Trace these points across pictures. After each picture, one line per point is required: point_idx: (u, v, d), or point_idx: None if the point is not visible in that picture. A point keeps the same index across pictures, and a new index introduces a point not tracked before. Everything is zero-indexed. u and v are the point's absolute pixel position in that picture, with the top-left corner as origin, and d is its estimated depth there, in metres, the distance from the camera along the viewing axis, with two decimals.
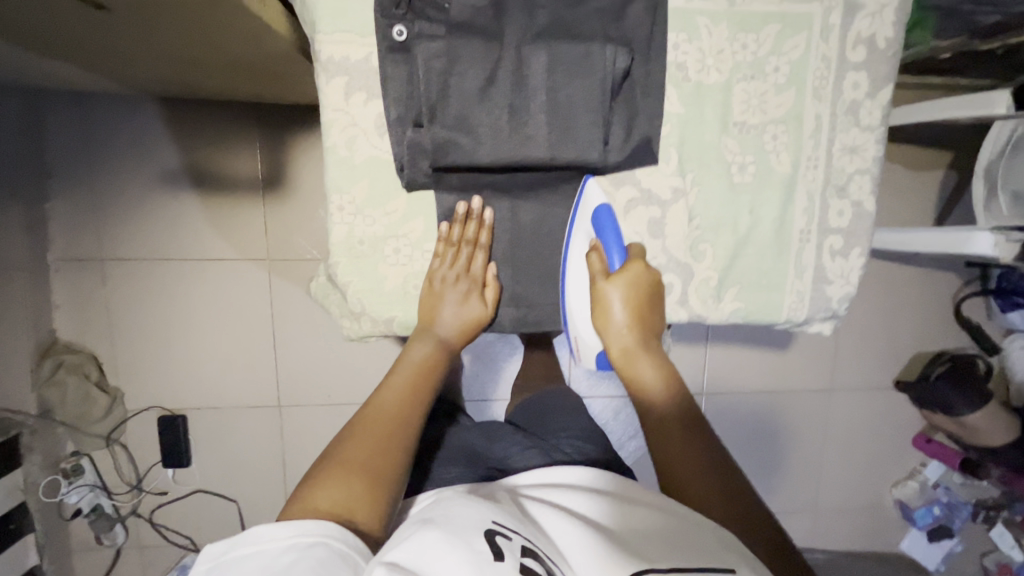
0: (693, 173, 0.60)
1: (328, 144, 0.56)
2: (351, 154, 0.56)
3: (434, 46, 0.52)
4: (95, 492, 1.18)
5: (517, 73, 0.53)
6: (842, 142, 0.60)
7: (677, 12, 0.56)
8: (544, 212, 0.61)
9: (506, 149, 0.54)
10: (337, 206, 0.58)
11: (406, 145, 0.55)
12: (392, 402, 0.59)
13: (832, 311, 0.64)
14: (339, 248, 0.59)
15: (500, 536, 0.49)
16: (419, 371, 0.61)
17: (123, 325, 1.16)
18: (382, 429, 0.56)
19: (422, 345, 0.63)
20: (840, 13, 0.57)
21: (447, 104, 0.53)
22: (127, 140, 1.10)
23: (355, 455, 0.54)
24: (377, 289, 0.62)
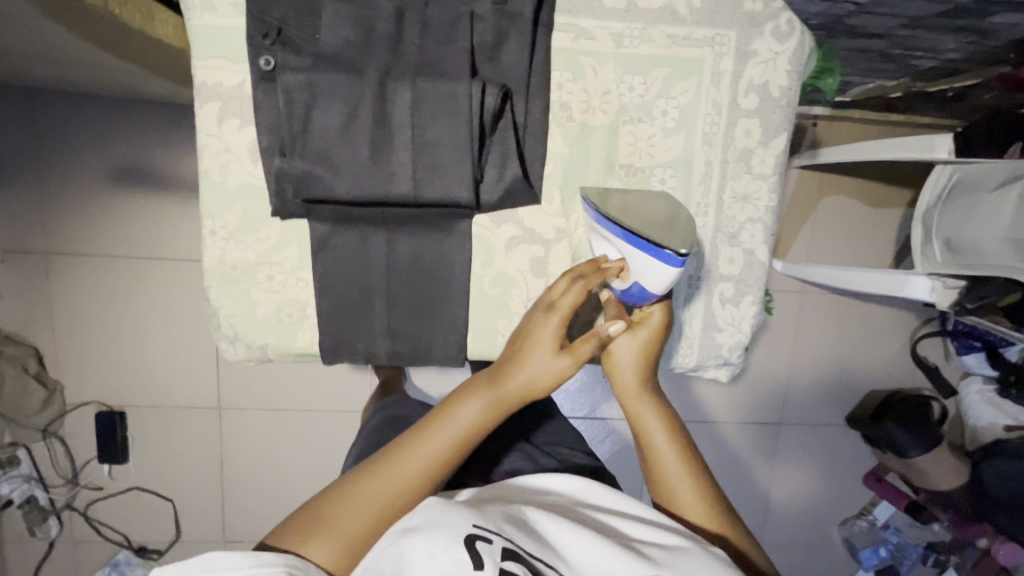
0: (577, 214, 0.60)
1: (200, 167, 0.55)
2: (225, 179, 0.56)
3: (295, 80, 0.50)
4: (30, 484, 1.19)
5: (379, 110, 0.51)
6: (734, 189, 0.59)
7: (562, 51, 0.55)
8: (423, 247, 0.58)
9: (368, 183, 0.53)
10: (210, 230, 0.57)
11: (273, 173, 0.54)
12: (425, 465, 0.49)
13: (724, 359, 0.63)
14: (211, 272, 0.58)
15: (482, 541, 0.43)
16: (465, 439, 0.51)
17: (65, 320, 1.17)
18: (400, 494, 0.48)
19: (479, 404, 0.51)
20: (730, 60, 0.56)
21: (315, 133, 0.52)
22: (74, 136, 1.10)
23: (363, 512, 0.47)
24: (250, 314, 0.60)
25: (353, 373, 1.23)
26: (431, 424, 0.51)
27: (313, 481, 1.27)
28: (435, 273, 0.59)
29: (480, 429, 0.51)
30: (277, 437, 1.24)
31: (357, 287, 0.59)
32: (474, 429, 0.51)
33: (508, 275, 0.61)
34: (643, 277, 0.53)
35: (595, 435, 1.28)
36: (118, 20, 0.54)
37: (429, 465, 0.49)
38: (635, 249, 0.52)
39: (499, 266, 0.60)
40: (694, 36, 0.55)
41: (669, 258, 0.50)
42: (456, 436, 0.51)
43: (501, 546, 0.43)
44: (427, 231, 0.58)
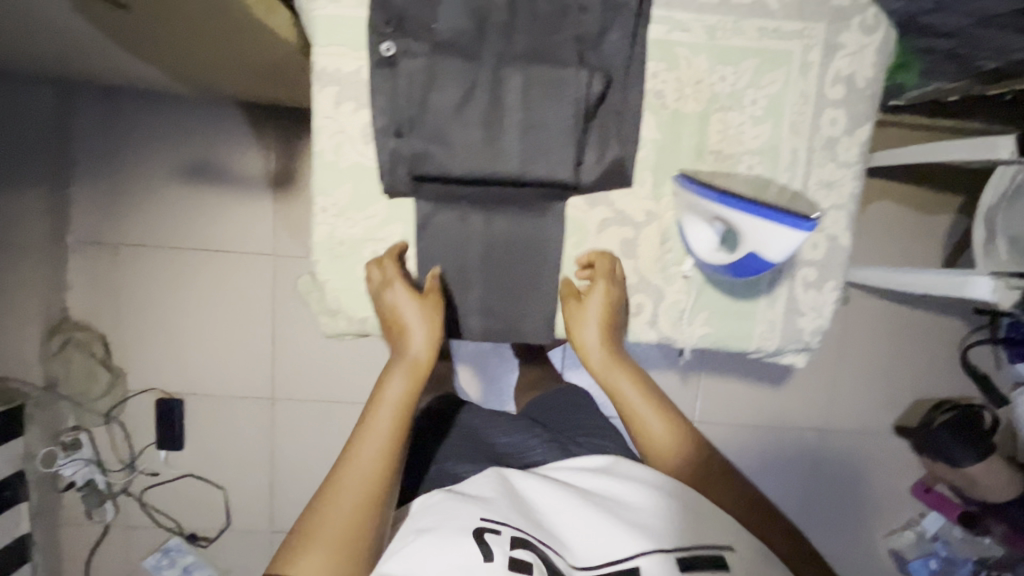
0: (668, 198, 0.62)
1: (316, 147, 0.59)
2: (338, 159, 0.60)
3: (416, 63, 0.55)
4: (91, 468, 1.22)
5: (494, 91, 0.56)
6: (819, 177, 0.60)
7: (658, 42, 0.58)
8: (516, 225, 0.63)
9: (479, 161, 0.57)
10: (321, 207, 0.61)
11: (388, 154, 0.58)
12: (375, 450, 0.59)
13: (804, 344, 0.64)
14: (320, 247, 0.62)
15: (488, 534, 0.57)
16: (399, 409, 0.61)
17: (129, 308, 1.21)
18: (364, 484, 0.58)
19: (398, 378, 0.61)
20: (819, 52, 0.58)
21: (429, 114, 0.56)
22: (148, 132, 1.16)
23: (341, 515, 0.56)
24: (354, 289, 0.64)
25: None
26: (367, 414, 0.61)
27: None
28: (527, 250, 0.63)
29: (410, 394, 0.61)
30: (327, 429, 1.27)
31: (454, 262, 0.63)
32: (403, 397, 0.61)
33: (598, 255, 0.63)
34: (765, 245, 0.52)
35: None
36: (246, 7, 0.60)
37: (380, 448, 0.59)
38: (741, 216, 0.53)
39: (592, 247, 0.64)
40: (784, 29, 0.57)
41: (799, 223, 0.50)
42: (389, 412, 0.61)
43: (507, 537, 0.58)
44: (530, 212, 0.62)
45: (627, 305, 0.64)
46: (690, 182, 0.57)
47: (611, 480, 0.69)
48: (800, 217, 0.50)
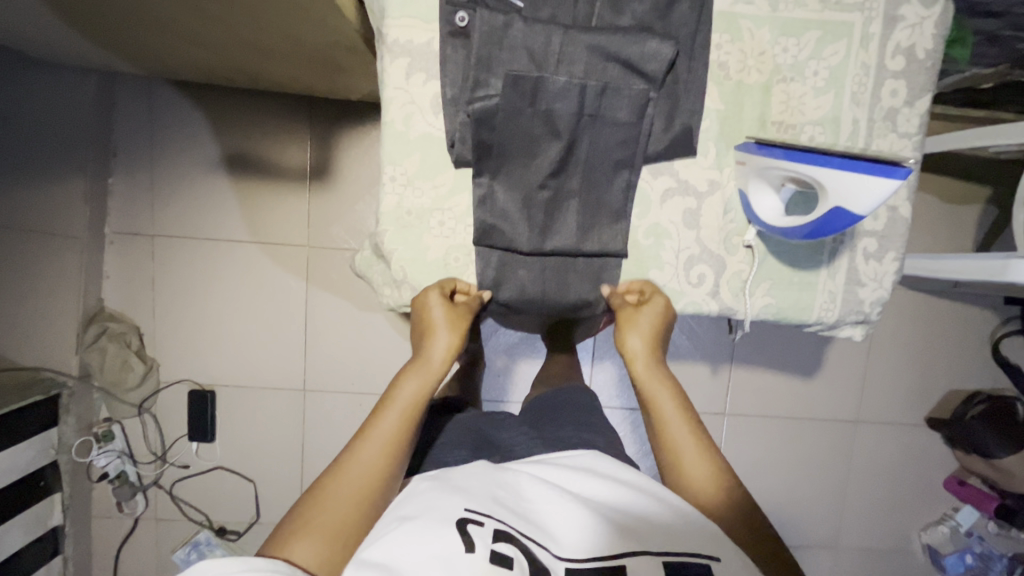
0: (730, 167, 0.63)
1: (387, 119, 0.61)
2: (407, 130, 0.62)
3: (489, 32, 0.57)
4: (123, 460, 1.22)
5: (563, 58, 0.57)
6: (880, 147, 0.61)
7: (722, 14, 0.59)
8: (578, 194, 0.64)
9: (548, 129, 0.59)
10: (391, 176, 0.63)
11: (459, 124, 0.60)
12: (380, 445, 0.59)
13: (864, 315, 0.65)
14: (388, 217, 0.64)
15: (471, 525, 0.53)
16: (409, 411, 0.61)
17: (164, 298, 1.22)
18: (367, 475, 0.57)
19: (414, 379, 0.63)
20: (880, 23, 0.59)
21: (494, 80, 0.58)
22: (187, 124, 1.18)
23: (336, 508, 0.54)
24: (419, 259, 0.65)
25: None
26: (376, 413, 0.61)
27: None
28: (591, 220, 0.64)
29: (422, 397, 0.62)
30: (357, 420, 1.27)
31: (518, 234, 0.63)
32: (417, 398, 0.62)
33: (662, 226, 0.64)
34: (850, 197, 0.51)
35: (636, 432, 1.22)
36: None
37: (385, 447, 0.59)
38: (817, 173, 0.52)
39: (654, 217, 0.64)
40: (846, 1, 0.58)
41: (891, 170, 0.48)
42: (400, 413, 0.61)
43: (490, 529, 0.53)
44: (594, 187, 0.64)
45: (688, 276, 0.65)
46: (761, 145, 0.56)
47: (605, 471, 0.64)
48: (890, 164, 0.48)
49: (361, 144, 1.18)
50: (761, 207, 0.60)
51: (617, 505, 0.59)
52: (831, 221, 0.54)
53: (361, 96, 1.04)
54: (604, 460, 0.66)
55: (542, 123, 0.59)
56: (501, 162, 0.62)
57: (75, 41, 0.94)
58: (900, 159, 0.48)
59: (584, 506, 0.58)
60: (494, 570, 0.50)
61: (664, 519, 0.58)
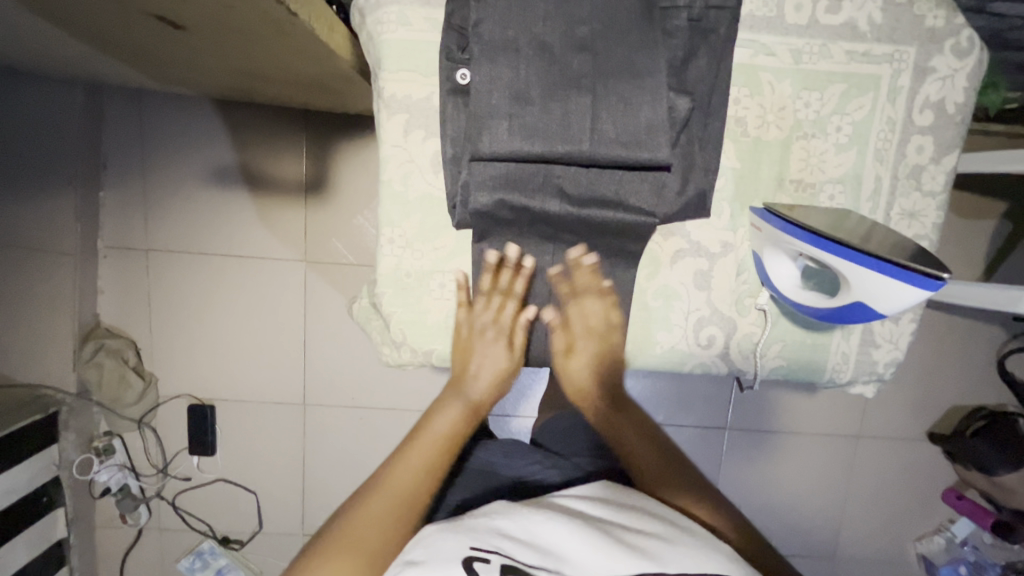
0: (744, 228, 0.60)
1: (385, 176, 0.59)
2: (406, 188, 0.59)
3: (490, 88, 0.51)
4: (125, 473, 1.23)
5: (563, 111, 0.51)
6: (902, 206, 0.58)
7: (741, 67, 0.55)
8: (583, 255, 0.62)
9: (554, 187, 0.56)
10: (388, 238, 0.60)
11: (460, 184, 0.56)
12: (415, 469, 0.63)
13: (877, 374, 0.63)
14: (387, 279, 0.61)
15: (477, 562, 0.51)
16: (447, 442, 0.65)
17: (162, 314, 1.20)
18: (399, 503, 0.61)
19: (453, 413, 0.66)
20: (909, 76, 0.55)
21: (495, 140, 0.52)
22: (178, 137, 1.14)
23: (369, 532, 0.58)
24: (420, 321, 0.63)
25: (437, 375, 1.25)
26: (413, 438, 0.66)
27: None
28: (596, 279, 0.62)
29: (456, 431, 0.66)
30: (359, 435, 1.26)
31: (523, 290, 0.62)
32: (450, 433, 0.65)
33: (672, 287, 0.62)
34: (880, 297, 0.51)
35: None
36: (308, 28, 0.59)
37: (421, 470, 0.63)
38: (849, 263, 0.51)
39: (663, 278, 0.62)
40: (874, 53, 0.55)
41: (922, 279, 0.47)
42: (437, 439, 0.65)
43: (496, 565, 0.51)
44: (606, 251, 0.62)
45: (698, 338, 0.63)
46: (785, 220, 0.54)
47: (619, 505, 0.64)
48: (924, 274, 0.47)
49: (359, 156, 1.14)
50: (782, 279, 0.58)
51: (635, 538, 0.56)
52: (854, 311, 0.54)
53: (356, 110, 1.00)
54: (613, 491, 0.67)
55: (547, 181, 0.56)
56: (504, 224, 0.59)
57: (59, 56, 0.89)
58: (935, 272, 0.47)
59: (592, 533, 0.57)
60: None
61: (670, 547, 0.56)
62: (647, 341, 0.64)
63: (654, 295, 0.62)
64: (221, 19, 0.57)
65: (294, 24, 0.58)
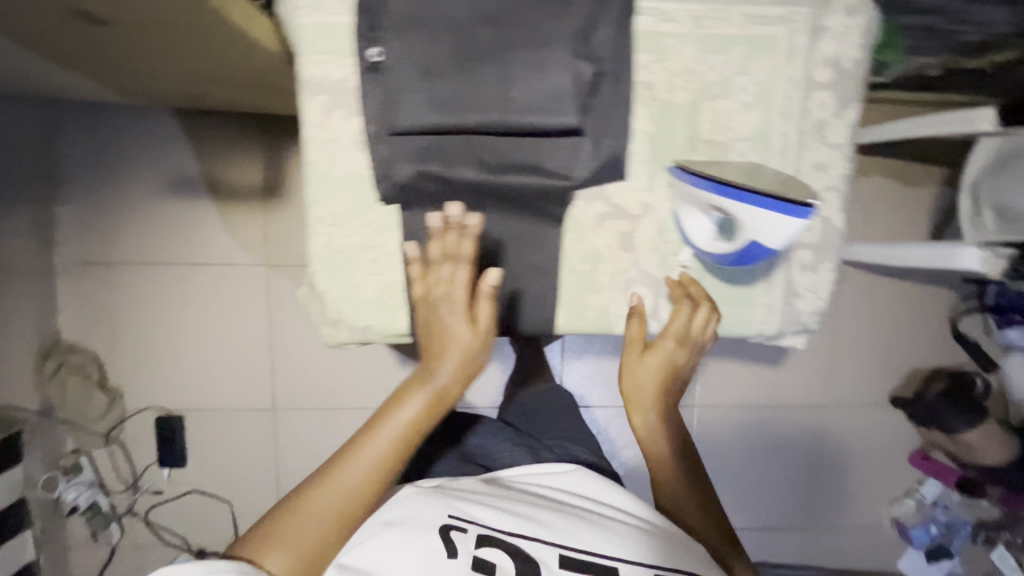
0: (663, 187, 0.63)
1: (309, 158, 0.60)
2: (331, 168, 0.60)
3: (400, 62, 0.54)
4: (93, 490, 1.21)
5: (471, 81, 0.54)
6: (810, 159, 0.62)
7: (645, 34, 0.58)
8: (512, 223, 0.63)
9: (472, 152, 0.58)
10: (317, 218, 0.61)
11: (383, 157, 0.58)
12: (370, 466, 0.60)
13: (803, 325, 0.67)
14: (316, 258, 0.62)
15: (454, 532, 0.64)
16: (405, 438, 0.61)
17: (124, 327, 1.20)
18: (346, 498, 0.59)
19: (414, 404, 0.61)
20: (806, 35, 0.58)
21: (409, 111, 0.55)
22: (131, 149, 1.15)
23: (315, 525, 0.58)
24: (353, 298, 0.64)
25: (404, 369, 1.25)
26: (372, 431, 0.61)
27: None
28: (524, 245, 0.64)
29: (417, 426, 0.61)
30: (331, 436, 1.26)
31: (453, 261, 0.62)
32: (411, 430, 0.60)
33: (598, 250, 0.64)
34: (762, 232, 0.56)
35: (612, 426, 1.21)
36: (223, 17, 0.60)
37: (373, 466, 0.60)
38: (738, 203, 0.56)
39: (589, 243, 0.64)
40: (770, 15, 0.57)
41: (794, 210, 0.54)
42: (394, 436, 0.60)
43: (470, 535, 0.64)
44: (523, 214, 0.63)
45: (628, 298, 0.66)
46: (686, 172, 0.59)
47: (591, 486, 0.78)
48: (794, 204, 0.54)
49: None
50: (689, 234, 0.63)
51: (583, 517, 0.70)
52: (749, 252, 0.59)
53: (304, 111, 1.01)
54: (584, 474, 0.80)
55: (466, 149, 0.58)
56: (429, 198, 0.61)
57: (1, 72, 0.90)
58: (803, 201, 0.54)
59: (553, 513, 0.69)
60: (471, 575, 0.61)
61: (617, 528, 0.69)
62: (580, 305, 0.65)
63: (582, 260, 0.65)
64: (138, 13, 0.58)
65: (210, 12, 0.59)
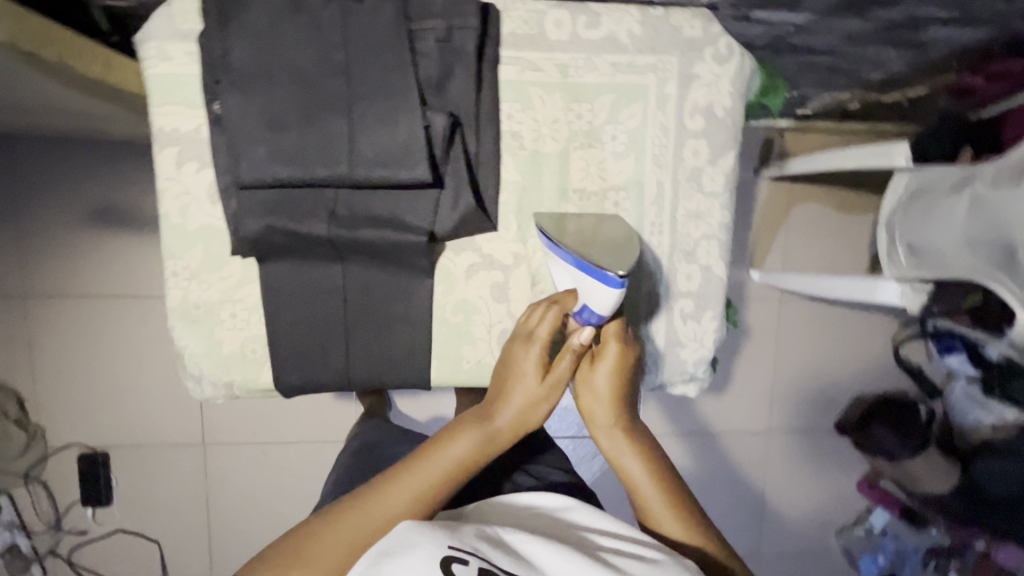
0: (533, 240, 0.62)
1: (161, 211, 0.58)
2: (185, 221, 0.59)
3: (239, 111, 0.52)
4: (13, 532, 1.17)
5: (314, 133, 0.53)
6: (686, 209, 0.62)
7: (509, 83, 0.58)
8: (372, 280, 0.60)
9: (315, 203, 0.56)
10: (172, 271, 0.59)
11: (231, 211, 0.56)
12: (407, 499, 0.51)
13: (690, 374, 0.66)
14: (174, 312, 0.60)
15: (456, 564, 0.43)
16: (453, 475, 0.53)
17: (44, 362, 1.16)
18: (377, 529, 0.49)
19: (468, 441, 0.53)
20: (674, 84, 0.60)
21: (250, 164, 0.52)
22: (46, 183, 1.12)
23: (340, 551, 0.48)
24: (214, 352, 0.62)
25: (338, 403, 1.23)
26: (420, 458, 0.53)
27: (296, 514, 1.25)
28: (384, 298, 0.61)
29: (466, 467, 0.53)
30: (263, 471, 1.23)
31: (314, 313, 0.60)
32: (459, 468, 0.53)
33: (470, 301, 0.63)
34: (589, 298, 0.54)
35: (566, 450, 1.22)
36: (69, 67, 0.59)
37: (412, 500, 0.51)
38: (579, 271, 0.54)
39: (461, 293, 0.63)
40: (637, 63, 0.59)
41: (607, 279, 0.51)
42: (443, 471, 0.52)
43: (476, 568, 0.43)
44: (386, 265, 0.60)
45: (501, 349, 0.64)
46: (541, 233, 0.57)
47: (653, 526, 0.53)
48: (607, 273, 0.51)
49: None
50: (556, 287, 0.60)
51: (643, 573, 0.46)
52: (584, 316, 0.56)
53: None
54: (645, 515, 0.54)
55: (310, 200, 0.55)
56: (281, 254, 0.58)
57: None
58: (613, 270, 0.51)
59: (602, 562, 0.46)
60: None
61: None
62: (454, 357, 0.64)
63: (453, 311, 0.63)
64: None
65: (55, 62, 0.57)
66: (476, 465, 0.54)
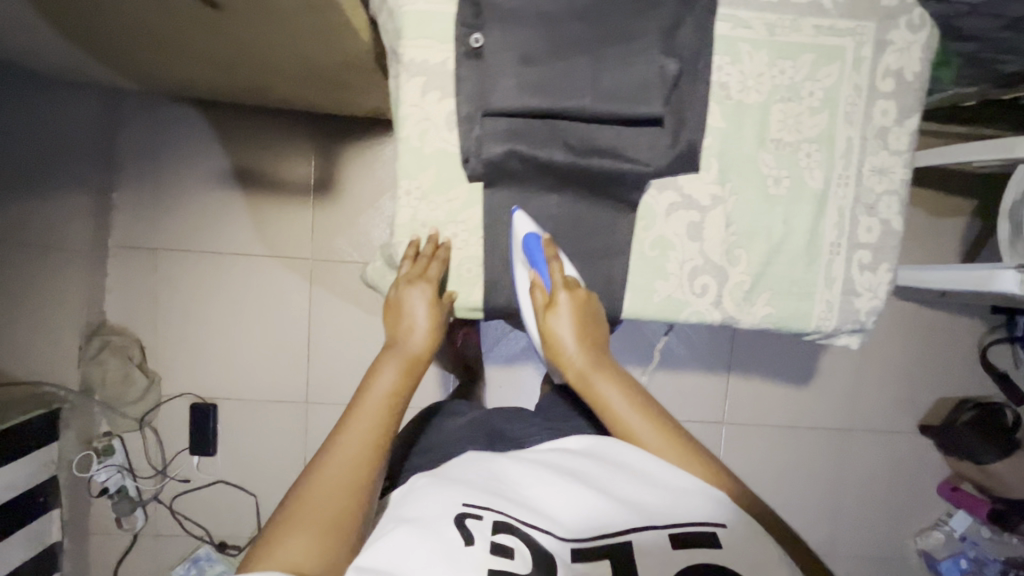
0: (730, 184, 0.75)
1: (403, 134, 0.71)
2: (422, 144, 0.72)
3: (505, 54, 0.68)
4: (123, 474, 1.22)
5: (567, 67, 0.68)
6: (872, 163, 0.76)
7: (724, 39, 0.72)
8: (584, 205, 0.76)
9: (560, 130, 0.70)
10: (406, 190, 0.73)
11: (474, 138, 0.70)
12: (364, 433, 0.59)
13: (859, 324, 0.78)
14: (402, 228, 0.74)
15: (470, 519, 0.52)
16: (391, 399, 0.63)
17: (167, 310, 1.22)
18: (355, 470, 0.55)
19: (393, 369, 0.66)
20: (870, 48, 0.73)
21: (501, 94, 0.68)
22: (186, 144, 1.20)
23: (327, 500, 0.52)
24: None
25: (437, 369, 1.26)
26: (358, 403, 0.62)
27: None
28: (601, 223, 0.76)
29: (399, 391, 0.64)
30: None
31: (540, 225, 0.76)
32: (393, 391, 0.63)
33: (669, 238, 0.76)
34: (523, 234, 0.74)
35: None
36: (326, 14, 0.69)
37: (369, 434, 0.59)
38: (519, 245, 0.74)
39: (660, 230, 0.76)
40: (839, 27, 0.72)
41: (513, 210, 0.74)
42: (383, 397, 0.62)
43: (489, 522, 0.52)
44: (597, 194, 0.75)
45: (693, 286, 0.76)
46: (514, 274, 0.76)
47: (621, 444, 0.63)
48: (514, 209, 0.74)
49: (365, 159, 1.20)
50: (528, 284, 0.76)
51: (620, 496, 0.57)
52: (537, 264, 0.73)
53: (375, 109, 1.07)
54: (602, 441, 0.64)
55: (556, 128, 0.71)
56: (520, 174, 0.73)
57: (81, 56, 0.94)
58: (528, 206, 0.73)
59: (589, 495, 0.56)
60: (495, 562, 0.49)
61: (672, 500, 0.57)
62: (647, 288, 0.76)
63: (650, 244, 0.76)
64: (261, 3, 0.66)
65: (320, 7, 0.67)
66: (404, 388, 0.65)
